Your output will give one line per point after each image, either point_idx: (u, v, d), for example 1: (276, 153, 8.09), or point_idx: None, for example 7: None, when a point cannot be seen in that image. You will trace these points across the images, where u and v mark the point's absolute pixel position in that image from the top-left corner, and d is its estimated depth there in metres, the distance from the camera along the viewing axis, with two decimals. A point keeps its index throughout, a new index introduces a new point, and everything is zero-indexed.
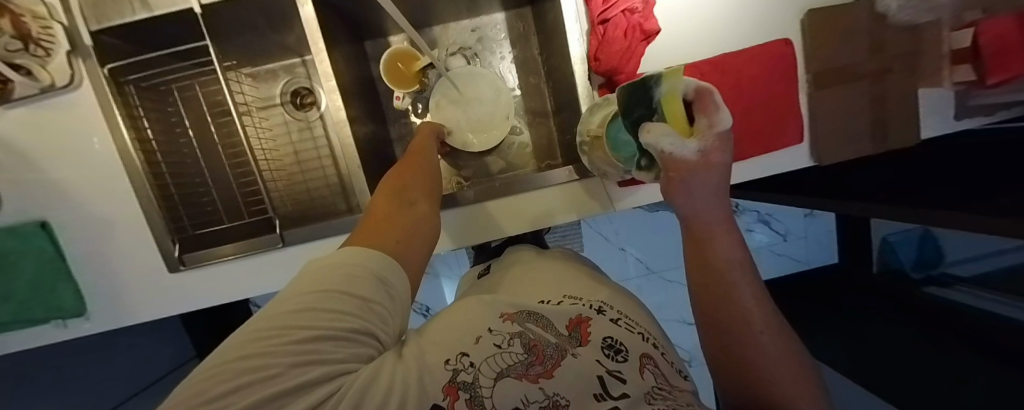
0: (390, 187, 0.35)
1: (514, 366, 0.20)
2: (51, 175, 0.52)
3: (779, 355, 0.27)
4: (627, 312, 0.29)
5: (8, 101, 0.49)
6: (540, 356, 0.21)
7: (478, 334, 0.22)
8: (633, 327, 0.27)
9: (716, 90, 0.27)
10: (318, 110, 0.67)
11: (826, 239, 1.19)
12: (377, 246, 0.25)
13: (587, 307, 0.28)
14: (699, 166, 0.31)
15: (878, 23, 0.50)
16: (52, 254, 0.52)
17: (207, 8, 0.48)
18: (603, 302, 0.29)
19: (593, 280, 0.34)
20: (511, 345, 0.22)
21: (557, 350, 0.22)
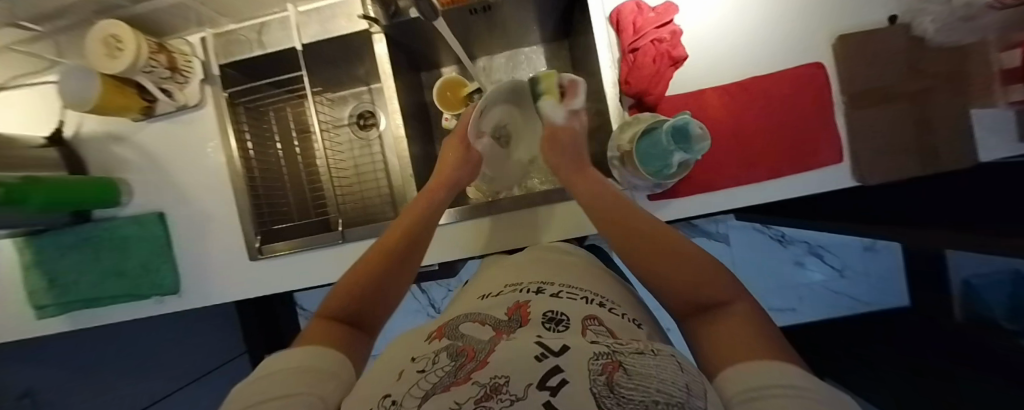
0: (350, 288, 0.36)
1: (441, 382, 0.17)
2: (170, 175, 0.64)
3: (669, 240, 0.29)
4: (568, 284, 0.33)
5: (152, 116, 0.63)
6: (470, 356, 0.20)
7: (402, 370, 0.20)
8: (574, 295, 0.30)
9: (576, 82, 0.51)
10: (377, 130, 0.77)
11: (895, 276, 1.04)
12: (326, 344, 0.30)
13: (523, 290, 0.31)
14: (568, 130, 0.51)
15: (915, 46, 0.51)
16: (163, 239, 0.63)
17: (306, 46, 0.61)
18: (543, 283, 0.33)
19: (548, 270, 0.37)
20: (436, 361, 0.20)
21: (490, 343, 0.21)
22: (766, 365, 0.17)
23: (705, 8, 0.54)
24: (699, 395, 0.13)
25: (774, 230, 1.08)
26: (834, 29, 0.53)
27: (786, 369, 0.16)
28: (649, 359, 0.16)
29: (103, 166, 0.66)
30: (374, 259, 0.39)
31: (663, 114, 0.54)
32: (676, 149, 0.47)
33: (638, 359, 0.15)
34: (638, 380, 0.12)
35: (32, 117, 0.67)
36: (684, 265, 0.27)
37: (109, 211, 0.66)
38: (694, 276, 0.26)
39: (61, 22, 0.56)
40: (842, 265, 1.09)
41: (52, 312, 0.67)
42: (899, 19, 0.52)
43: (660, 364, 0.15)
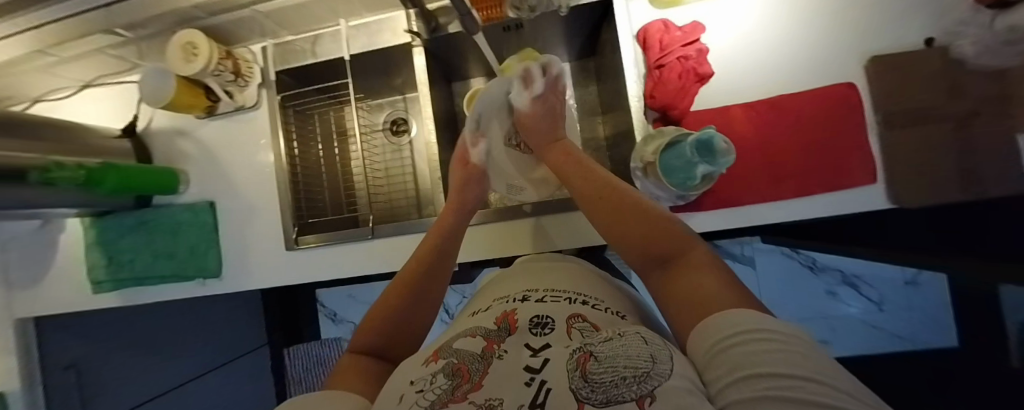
0: (374, 323, 0.40)
1: (441, 399, 0.22)
2: (224, 168, 0.71)
3: (648, 213, 0.37)
4: (553, 289, 0.36)
5: (213, 115, 0.70)
6: (465, 377, 0.24)
7: (405, 394, 0.24)
8: (558, 298, 0.34)
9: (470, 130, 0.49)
10: (409, 136, 0.81)
11: (940, 312, 0.92)
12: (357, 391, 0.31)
13: (508, 301, 0.35)
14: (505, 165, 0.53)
15: (954, 68, 0.50)
16: (212, 227, 0.69)
17: (353, 57, 0.67)
18: (528, 290, 0.37)
19: (539, 273, 0.42)
20: (434, 381, 0.24)
21: (483, 360, 0.25)
22: (736, 314, 0.22)
23: (731, 30, 0.56)
24: (663, 358, 0.20)
25: (805, 256, 0.97)
26: (866, 51, 0.53)
27: (751, 315, 0.21)
28: (618, 341, 0.22)
29: (167, 158, 0.73)
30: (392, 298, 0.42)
31: (688, 128, 0.55)
32: (700, 162, 0.48)
33: (607, 345, 0.22)
34: (607, 367, 0.19)
35: (112, 111, 0.76)
36: (659, 231, 0.34)
37: (166, 198, 0.73)
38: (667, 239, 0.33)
39: (147, 29, 0.64)
40: (879, 297, 0.97)
41: (108, 288, 0.73)
42: (936, 42, 0.51)
43: (629, 341, 0.22)
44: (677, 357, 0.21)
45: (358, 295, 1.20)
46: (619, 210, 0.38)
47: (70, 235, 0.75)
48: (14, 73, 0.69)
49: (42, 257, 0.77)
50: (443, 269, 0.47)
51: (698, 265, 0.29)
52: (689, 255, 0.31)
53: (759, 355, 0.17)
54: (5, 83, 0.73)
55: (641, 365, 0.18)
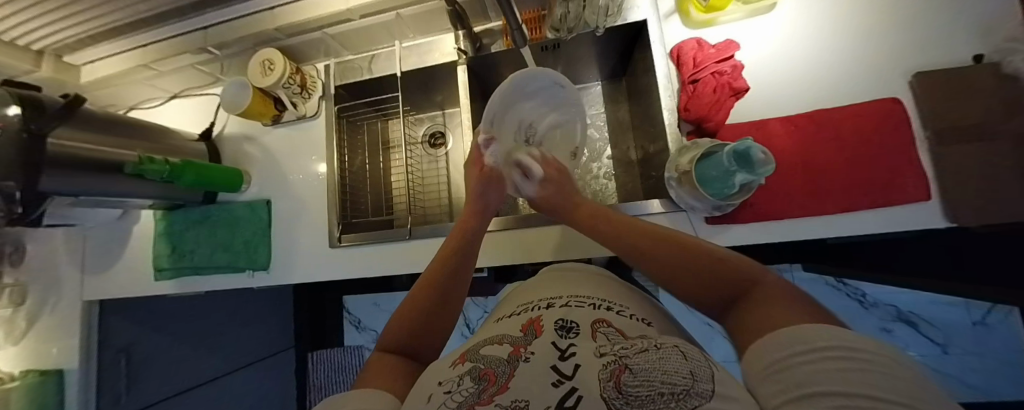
0: (401, 323, 0.40)
1: (468, 400, 0.23)
2: (281, 170, 0.78)
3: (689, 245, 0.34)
4: (575, 294, 0.36)
5: (277, 122, 0.78)
6: (492, 381, 0.25)
7: (432, 393, 0.26)
8: (583, 303, 0.34)
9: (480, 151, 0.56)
10: (446, 148, 0.86)
11: (1013, 357, 0.86)
12: (383, 386, 0.32)
13: (533, 307, 0.35)
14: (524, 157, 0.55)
15: (1008, 84, 0.48)
16: (265, 223, 0.75)
17: (403, 73, 0.74)
18: (551, 297, 0.36)
19: (563, 281, 0.41)
20: (461, 383, 0.25)
21: (508, 363, 0.26)
22: (798, 333, 0.21)
23: (765, 49, 0.58)
24: (704, 376, 0.20)
25: (852, 288, 0.93)
26: (908, 68, 0.53)
27: (820, 329, 0.21)
28: (653, 352, 0.23)
29: (234, 160, 0.82)
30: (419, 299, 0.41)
31: (724, 140, 0.56)
32: (737, 170, 0.47)
33: (640, 356, 0.22)
34: (643, 379, 0.20)
35: (192, 118, 0.87)
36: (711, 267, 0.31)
37: (229, 195, 0.81)
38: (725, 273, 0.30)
39: (232, 48, 0.74)
40: (945, 339, 0.90)
41: (168, 275, 0.80)
42: (986, 58, 0.50)
43: (665, 354, 0.22)
44: (717, 374, 0.21)
45: (384, 303, 1.23)
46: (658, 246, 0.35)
47: (143, 226, 0.84)
48: (123, 83, 0.82)
49: (116, 244, 0.85)
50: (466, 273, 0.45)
51: (768, 296, 0.26)
52: (758, 285, 0.28)
53: (829, 376, 0.18)
54: (111, 92, 0.86)
55: (682, 382, 0.19)
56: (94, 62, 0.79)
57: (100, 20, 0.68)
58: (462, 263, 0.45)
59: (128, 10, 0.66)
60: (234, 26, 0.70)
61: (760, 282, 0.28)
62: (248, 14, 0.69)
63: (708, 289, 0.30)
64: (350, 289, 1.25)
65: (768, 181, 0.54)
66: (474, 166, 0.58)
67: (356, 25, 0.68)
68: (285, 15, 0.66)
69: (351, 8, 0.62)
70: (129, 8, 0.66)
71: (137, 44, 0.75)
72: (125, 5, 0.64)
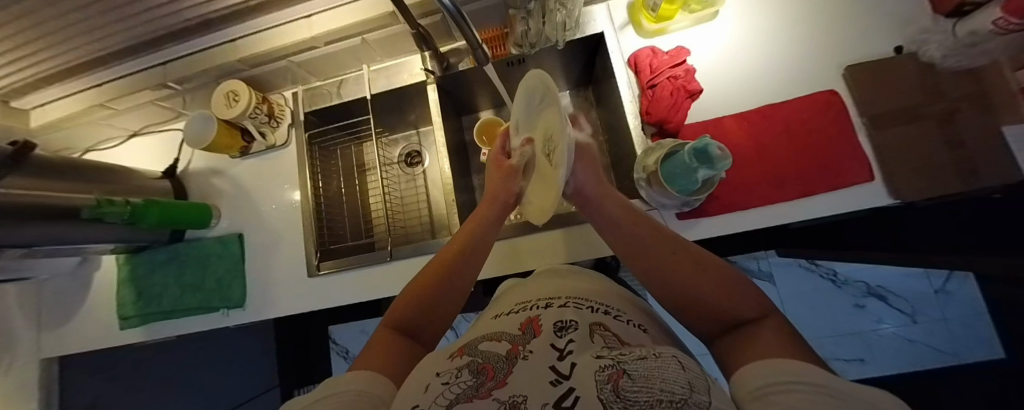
0: (409, 299, 0.40)
1: (464, 392, 0.23)
2: (253, 201, 0.76)
3: (696, 264, 0.31)
4: (575, 296, 0.37)
5: (246, 153, 0.77)
6: (489, 375, 0.25)
7: (427, 383, 0.26)
8: (582, 305, 0.34)
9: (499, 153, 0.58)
10: (422, 166, 0.85)
11: (974, 321, 0.92)
12: (375, 367, 0.32)
13: (532, 307, 0.35)
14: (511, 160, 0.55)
15: (927, 71, 0.54)
16: (238, 257, 0.73)
17: (374, 96, 0.75)
18: (549, 298, 0.37)
19: (564, 283, 0.41)
20: (459, 376, 0.25)
21: (506, 361, 0.26)
22: (777, 365, 0.20)
23: (714, 54, 0.62)
24: (700, 387, 0.19)
25: (825, 267, 0.98)
26: (841, 62, 0.58)
27: (794, 366, 0.19)
28: (652, 361, 0.22)
29: (202, 196, 0.79)
30: (418, 287, 0.41)
31: (685, 139, 0.59)
32: (699, 167, 0.49)
33: (640, 364, 0.21)
34: (641, 386, 0.18)
35: (153, 156, 0.84)
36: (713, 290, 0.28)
37: (198, 232, 0.78)
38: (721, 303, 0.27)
39: (194, 82, 0.73)
40: (913, 310, 0.95)
41: (134, 323, 0.75)
42: (905, 49, 0.56)
43: (664, 363, 0.21)
44: (714, 389, 0.20)
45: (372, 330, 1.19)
46: (673, 274, 0.31)
47: (105, 272, 0.80)
48: (76, 126, 0.78)
49: (75, 294, 0.80)
50: (463, 287, 0.43)
51: (767, 336, 0.24)
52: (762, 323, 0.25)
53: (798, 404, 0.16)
54: (61, 136, 0.81)
55: (678, 394, 0.17)
56: (45, 106, 0.76)
57: (55, 61, 0.66)
58: (462, 275, 0.43)
59: (87, 48, 0.65)
60: (196, 59, 0.69)
61: (771, 320, 0.25)
62: (211, 47, 0.68)
63: (699, 314, 0.28)
64: (335, 318, 1.21)
65: (730, 176, 0.57)
66: (495, 161, 0.57)
67: (321, 52, 0.69)
68: (249, 46, 0.66)
69: (314, 35, 0.63)
70: (86, 46, 0.65)
71: (95, 84, 0.73)
72: (83, 44, 0.64)
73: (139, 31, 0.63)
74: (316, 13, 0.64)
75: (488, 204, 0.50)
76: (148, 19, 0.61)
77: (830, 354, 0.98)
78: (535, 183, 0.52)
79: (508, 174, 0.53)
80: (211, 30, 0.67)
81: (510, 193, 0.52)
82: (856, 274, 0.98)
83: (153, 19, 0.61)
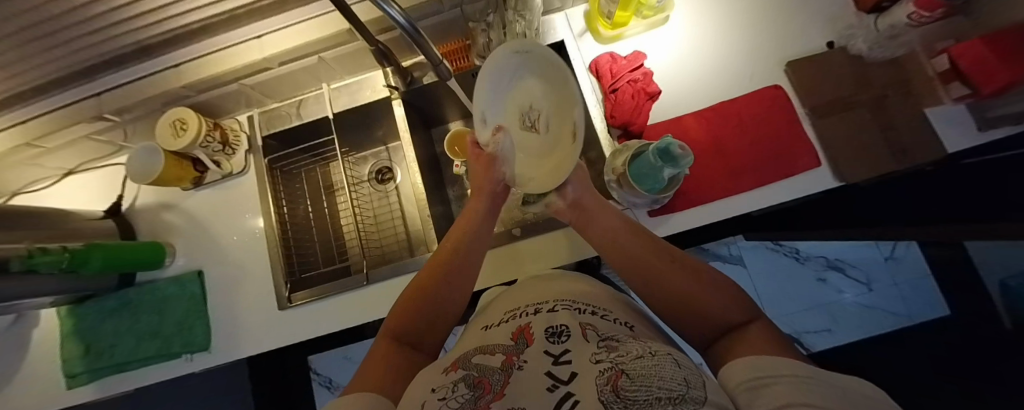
0: (404, 308, 0.39)
1: (464, 405, 0.23)
2: (212, 235, 0.72)
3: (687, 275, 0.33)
4: (563, 299, 0.37)
5: (200, 184, 0.73)
6: (487, 389, 0.25)
7: (423, 399, 0.25)
8: (570, 307, 0.34)
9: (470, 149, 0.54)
10: (395, 182, 0.83)
11: (927, 284, 0.99)
12: (375, 388, 0.30)
13: (521, 314, 0.35)
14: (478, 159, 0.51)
15: (856, 62, 0.59)
16: (199, 296, 0.68)
17: (335, 115, 0.72)
18: (539, 302, 0.37)
19: (556, 285, 0.42)
20: (456, 390, 0.25)
21: (502, 372, 0.26)
22: (769, 362, 0.21)
23: (669, 57, 0.65)
24: (697, 383, 0.19)
25: (789, 247, 1.05)
26: (783, 58, 0.62)
27: (788, 364, 0.20)
28: (648, 360, 0.22)
29: (152, 233, 0.73)
30: (415, 293, 0.40)
31: (649, 139, 0.61)
32: (664, 166, 0.50)
33: (637, 363, 0.22)
34: (640, 384, 0.18)
35: (93, 194, 0.77)
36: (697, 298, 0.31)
37: (152, 274, 0.72)
38: (706, 310, 0.30)
39: (134, 113, 0.67)
40: (870, 278, 1.03)
41: (84, 380, 0.68)
42: (836, 44, 0.61)
43: (660, 362, 0.22)
44: (710, 383, 0.20)
45: (356, 356, 1.12)
46: (670, 282, 0.33)
47: (45, 328, 0.72)
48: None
49: (10, 355, 0.72)
50: (461, 291, 0.42)
51: (755, 335, 0.26)
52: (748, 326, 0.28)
53: (780, 392, 0.17)
54: None
55: (677, 391, 0.18)
56: None
57: None
58: (459, 272, 0.43)
59: (8, 82, 0.59)
60: (135, 88, 0.64)
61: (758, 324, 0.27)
62: (150, 74, 0.64)
63: (692, 321, 0.31)
64: (314, 347, 1.15)
65: (694, 172, 0.59)
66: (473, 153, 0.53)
67: (275, 74, 0.66)
68: (193, 71, 0.63)
69: (266, 56, 0.61)
70: (6, 81, 0.59)
71: (16, 121, 0.66)
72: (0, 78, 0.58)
73: (67, 62, 0.58)
74: (265, 33, 0.61)
75: (477, 199, 0.50)
76: (78, 48, 0.56)
77: (802, 328, 1.04)
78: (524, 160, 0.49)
79: (487, 164, 0.50)
80: (150, 57, 0.63)
81: (496, 181, 0.49)
82: (817, 250, 1.06)
83: (84, 48, 0.57)
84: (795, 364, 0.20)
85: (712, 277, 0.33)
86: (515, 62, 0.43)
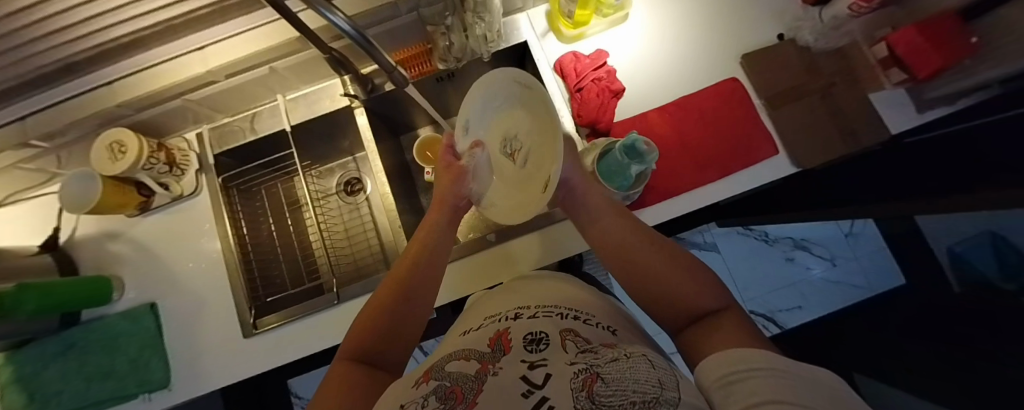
0: (365, 324, 0.38)
1: None
2: (165, 264, 0.67)
3: (671, 262, 0.32)
4: (542, 303, 0.36)
5: (147, 210, 0.68)
6: (459, 399, 0.23)
7: None
8: (551, 312, 0.33)
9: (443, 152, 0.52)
10: (365, 193, 0.80)
11: (879, 256, 1.08)
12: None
13: (501, 319, 0.34)
14: (453, 168, 0.50)
15: (804, 53, 0.61)
16: (154, 330, 0.63)
17: (294, 127, 0.69)
18: (520, 308, 0.36)
19: (538, 289, 0.41)
20: (425, 404, 0.23)
21: (475, 380, 0.25)
22: (746, 353, 0.21)
23: (632, 54, 0.65)
24: (670, 385, 0.19)
25: (758, 231, 1.11)
26: (738, 52, 0.64)
27: (758, 355, 0.20)
28: (624, 363, 0.22)
29: (95, 267, 0.67)
30: (376, 308, 0.38)
31: (617, 137, 0.61)
32: (631, 163, 0.51)
33: (613, 366, 0.21)
34: (615, 389, 0.18)
35: (25, 229, 0.70)
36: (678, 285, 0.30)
37: (100, 310, 0.66)
38: (685, 298, 0.30)
39: (66, 137, 0.62)
40: (831, 254, 1.11)
41: None
42: (786, 36, 0.63)
43: (634, 364, 0.21)
44: (684, 383, 0.20)
45: None
46: (652, 268, 0.32)
47: None
48: None
49: None
50: (424, 304, 0.40)
51: (729, 325, 0.26)
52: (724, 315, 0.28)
53: (758, 385, 0.17)
54: None
55: (650, 395, 0.17)
56: None
57: None
58: (421, 284, 0.40)
59: None
60: (64, 109, 0.59)
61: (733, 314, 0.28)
62: (79, 94, 0.58)
63: (669, 309, 0.31)
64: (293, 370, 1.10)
65: (661, 166, 0.60)
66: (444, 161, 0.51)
67: (223, 87, 0.62)
68: (128, 89, 0.58)
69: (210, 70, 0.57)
70: None
71: None
72: None
73: None
74: (207, 44, 0.57)
75: (438, 210, 0.47)
76: None
77: (774, 307, 1.09)
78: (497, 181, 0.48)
79: (455, 177, 0.49)
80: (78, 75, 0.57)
81: (459, 196, 0.48)
82: (783, 232, 1.12)
83: None
84: (769, 356, 0.20)
85: (692, 264, 0.32)
86: (513, 88, 0.43)
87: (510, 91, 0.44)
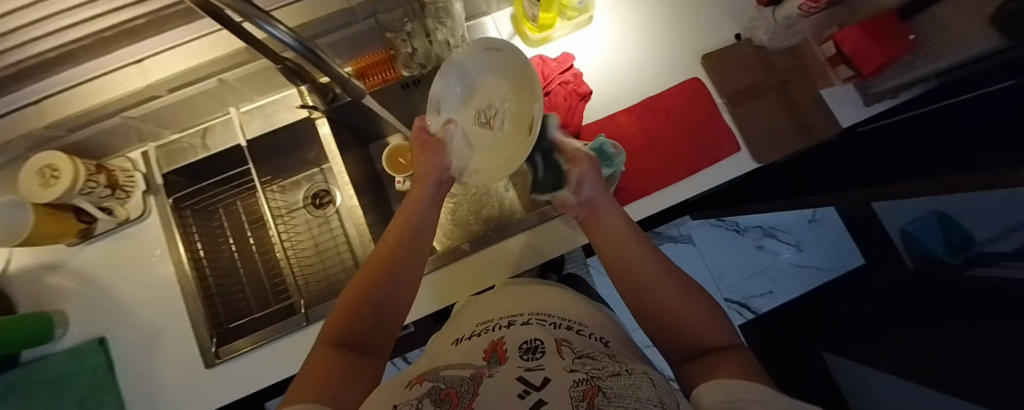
0: (346, 310, 0.35)
1: None
2: (115, 295, 0.62)
3: (682, 292, 0.33)
4: (537, 312, 0.35)
5: (89, 237, 0.63)
6: (455, 402, 0.21)
7: None
8: (544, 322, 0.33)
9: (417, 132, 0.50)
10: (334, 205, 0.77)
11: (840, 240, 1.15)
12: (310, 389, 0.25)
13: (494, 328, 0.33)
14: (429, 143, 0.48)
15: (760, 52, 0.63)
16: (105, 366, 0.58)
17: (250, 142, 0.65)
18: (512, 315, 0.35)
19: (532, 296, 0.40)
20: (419, 404, 0.21)
21: (471, 383, 0.23)
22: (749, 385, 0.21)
23: (597, 57, 0.66)
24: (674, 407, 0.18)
25: (729, 221, 1.15)
26: (699, 52, 0.65)
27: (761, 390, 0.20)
28: (626, 379, 0.20)
29: (32, 302, 0.62)
30: (358, 294, 0.36)
31: (586, 139, 0.62)
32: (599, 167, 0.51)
33: (614, 380, 0.20)
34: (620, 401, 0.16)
35: None
36: (687, 315, 0.31)
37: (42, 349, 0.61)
38: (692, 328, 0.30)
39: None
40: (797, 240, 1.16)
41: None
42: (743, 36, 0.65)
43: (636, 382, 0.20)
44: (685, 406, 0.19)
45: None
46: (663, 296, 0.33)
47: None
48: None
49: None
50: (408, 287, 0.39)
51: (732, 355, 0.26)
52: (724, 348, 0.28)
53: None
54: None
55: None
56: None
57: None
58: (404, 267, 0.39)
59: None
60: None
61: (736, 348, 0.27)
62: None
63: (675, 337, 0.31)
64: None
65: (631, 166, 0.61)
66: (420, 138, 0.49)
67: (167, 102, 0.58)
68: (56, 108, 0.53)
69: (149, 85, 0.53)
70: None
71: None
72: None
73: None
74: (144, 57, 0.53)
75: (420, 185, 0.45)
76: None
77: (746, 294, 1.14)
78: (475, 151, 0.48)
79: (433, 149, 0.47)
80: None
81: (442, 168, 0.46)
82: (752, 222, 1.16)
83: None
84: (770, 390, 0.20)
85: (700, 297, 0.33)
86: (483, 59, 0.43)
87: (481, 64, 0.44)
